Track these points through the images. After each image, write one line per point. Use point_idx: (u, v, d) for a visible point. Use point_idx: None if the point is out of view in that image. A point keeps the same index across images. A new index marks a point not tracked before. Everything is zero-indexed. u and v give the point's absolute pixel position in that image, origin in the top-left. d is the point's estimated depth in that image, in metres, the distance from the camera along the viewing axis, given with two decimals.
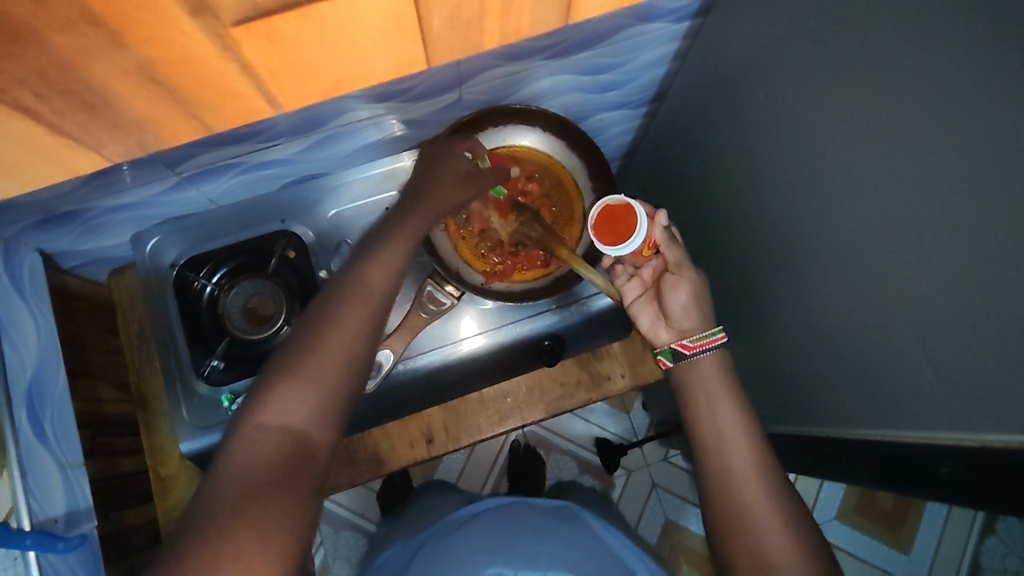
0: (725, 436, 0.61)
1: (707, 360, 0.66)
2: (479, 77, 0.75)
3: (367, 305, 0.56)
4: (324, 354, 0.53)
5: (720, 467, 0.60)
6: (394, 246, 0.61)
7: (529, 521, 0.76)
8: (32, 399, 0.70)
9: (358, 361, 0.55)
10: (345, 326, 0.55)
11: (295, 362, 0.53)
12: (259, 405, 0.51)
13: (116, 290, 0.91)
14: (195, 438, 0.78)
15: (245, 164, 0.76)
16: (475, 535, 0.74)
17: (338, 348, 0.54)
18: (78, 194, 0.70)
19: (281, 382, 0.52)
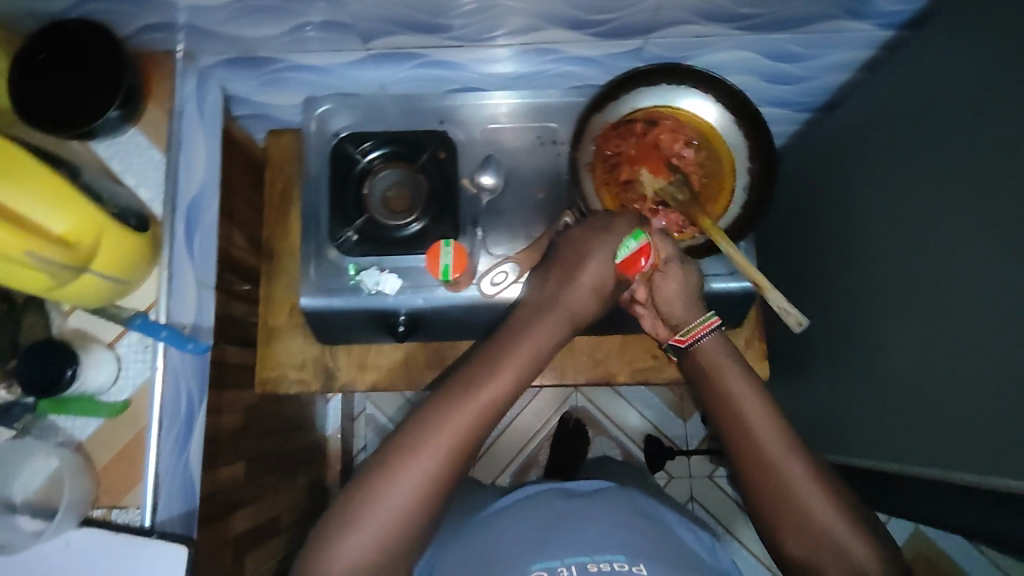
0: (756, 419, 0.60)
1: (709, 343, 0.65)
2: (669, 30, 0.76)
3: (441, 454, 0.54)
4: (382, 509, 0.53)
5: (750, 451, 0.59)
6: (459, 407, 0.55)
7: (564, 510, 0.69)
8: (189, 215, 0.75)
9: (413, 513, 0.54)
10: (399, 476, 0.53)
11: (349, 512, 0.53)
12: (326, 552, 0.53)
13: (271, 149, 0.96)
14: (315, 298, 0.81)
15: (426, 58, 0.79)
16: (504, 536, 0.67)
17: (397, 496, 0.53)
18: (277, 42, 0.75)
19: (341, 528, 0.53)
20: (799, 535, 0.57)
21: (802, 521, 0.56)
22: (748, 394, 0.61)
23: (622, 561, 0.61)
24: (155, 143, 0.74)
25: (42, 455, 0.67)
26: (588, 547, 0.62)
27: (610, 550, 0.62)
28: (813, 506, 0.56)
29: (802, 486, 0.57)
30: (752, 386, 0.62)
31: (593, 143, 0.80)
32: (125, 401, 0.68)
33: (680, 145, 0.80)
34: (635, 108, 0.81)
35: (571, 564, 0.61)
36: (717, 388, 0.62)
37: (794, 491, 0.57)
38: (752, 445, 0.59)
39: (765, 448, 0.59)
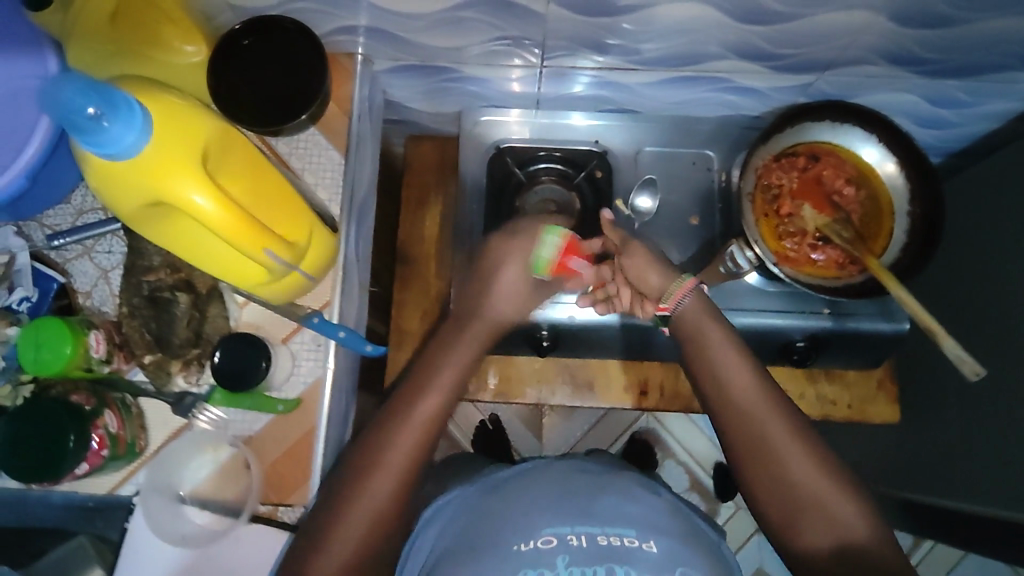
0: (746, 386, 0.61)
1: (688, 305, 0.65)
2: (845, 69, 0.77)
3: (389, 471, 0.56)
4: (381, 474, 0.56)
5: (743, 423, 0.60)
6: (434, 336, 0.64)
7: (568, 478, 0.62)
8: (358, 217, 0.75)
9: (413, 472, 0.58)
10: (404, 425, 0.58)
11: (367, 451, 0.57)
12: (346, 488, 0.56)
13: (410, 155, 0.96)
14: (466, 306, 0.81)
15: (599, 78, 0.81)
16: (512, 501, 0.60)
17: (404, 448, 0.57)
18: (459, 53, 0.76)
19: (356, 470, 0.56)
20: (792, 506, 0.58)
21: (781, 472, 0.58)
22: (729, 343, 0.63)
23: (632, 536, 0.55)
24: (334, 144, 0.73)
25: (209, 449, 0.66)
26: (601, 518, 0.56)
27: (622, 523, 0.56)
28: (800, 459, 0.58)
29: (783, 436, 0.59)
30: (735, 343, 0.63)
31: (756, 173, 0.80)
32: (296, 398, 0.68)
33: (842, 183, 0.81)
34: (798, 142, 0.82)
35: (582, 533, 0.55)
36: (703, 341, 0.63)
37: (771, 438, 0.59)
38: (745, 416, 0.60)
39: (736, 396, 0.61)
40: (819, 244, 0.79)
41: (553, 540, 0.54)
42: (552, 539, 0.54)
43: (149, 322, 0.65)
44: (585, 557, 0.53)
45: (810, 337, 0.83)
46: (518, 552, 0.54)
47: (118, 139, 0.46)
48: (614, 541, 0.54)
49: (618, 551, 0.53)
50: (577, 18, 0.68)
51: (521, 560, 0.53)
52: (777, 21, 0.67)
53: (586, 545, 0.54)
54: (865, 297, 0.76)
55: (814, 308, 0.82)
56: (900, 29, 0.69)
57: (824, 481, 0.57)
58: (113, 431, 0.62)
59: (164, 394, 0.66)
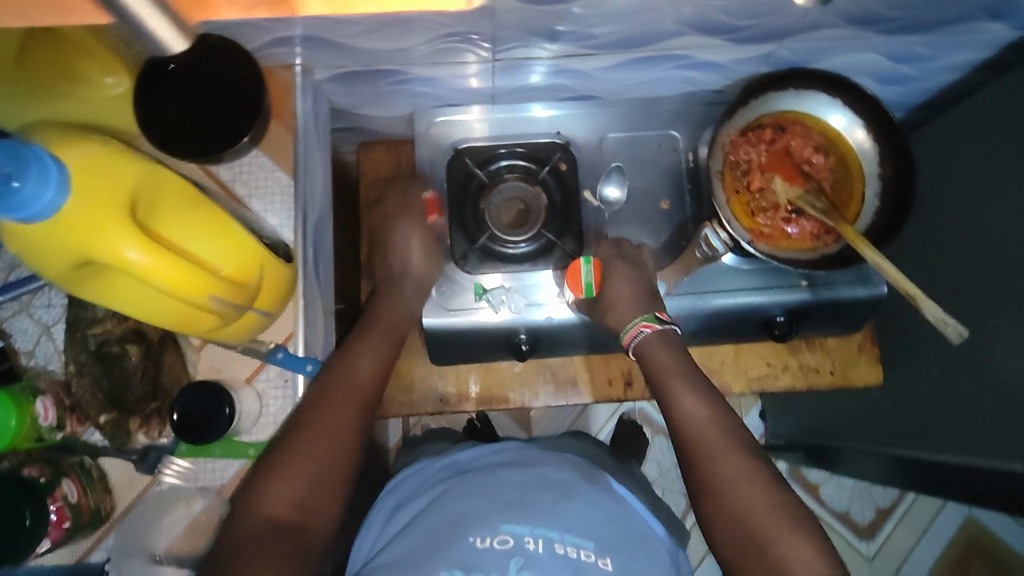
0: (697, 420, 0.66)
1: (644, 342, 0.71)
2: (804, 35, 0.75)
3: (317, 441, 0.58)
4: (308, 446, 0.57)
5: (694, 454, 0.64)
6: (369, 352, 0.67)
7: (545, 470, 0.59)
8: (314, 238, 0.71)
9: (341, 451, 0.59)
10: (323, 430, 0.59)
11: (288, 456, 0.57)
12: (264, 482, 0.56)
13: (364, 162, 0.92)
14: (438, 317, 0.78)
15: (554, 66, 0.77)
16: (477, 488, 0.57)
17: (319, 456, 0.57)
18: (405, 54, 0.72)
19: (269, 472, 0.56)
20: (735, 538, 0.59)
21: (727, 503, 0.61)
22: (686, 384, 0.68)
23: (590, 549, 0.53)
24: (279, 164, 0.69)
25: (182, 503, 0.61)
26: (564, 522, 0.54)
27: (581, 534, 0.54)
28: (742, 494, 0.60)
29: (731, 473, 0.62)
30: (687, 377, 0.69)
31: (722, 150, 0.78)
32: (268, 440, 0.64)
33: (810, 151, 0.79)
34: (762, 113, 0.80)
35: (540, 537, 0.52)
36: (664, 383, 0.69)
37: (718, 474, 0.62)
38: (696, 451, 0.64)
39: (702, 440, 0.64)
40: (793, 215, 0.77)
41: (509, 540, 0.52)
42: (509, 540, 0.52)
43: (100, 380, 0.61)
44: (541, 566, 0.51)
45: (789, 311, 0.81)
46: (472, 546, 0.51)
47: (35, 198, 0.41)
48: (570, 553, 0.52)
49: (575, 566, 0.51)
50: (525, 9, 0.64)
51: (474, 558, 0.51)
52: None
53: (543, 553, 0.51)
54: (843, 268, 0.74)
55: (791, 281, 0.80)
56: None
57: (757, 499, 0.60)
58: (74, 501, 0.57)
59: (126, 453, 0.61)
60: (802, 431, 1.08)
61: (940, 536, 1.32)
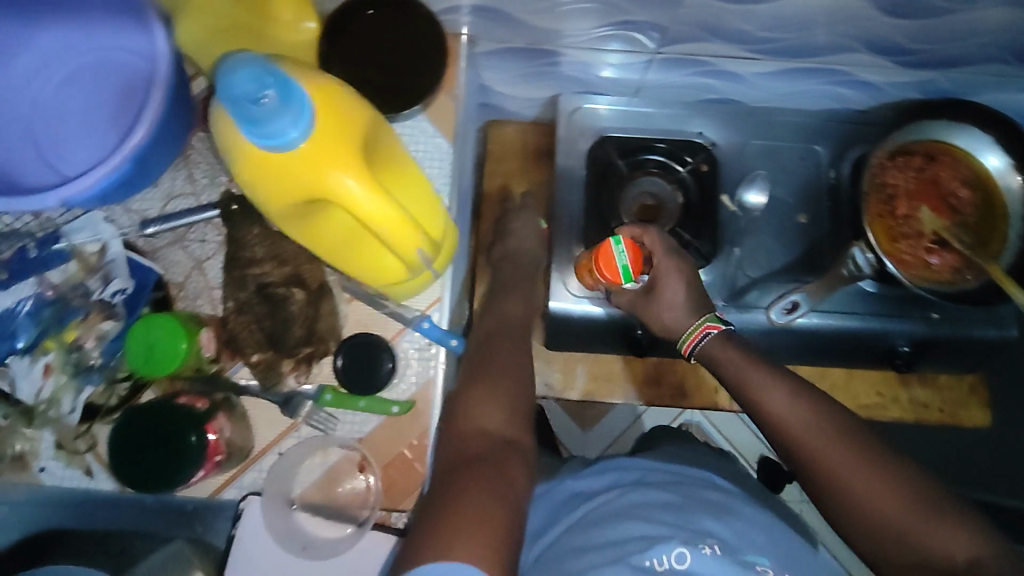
0: (790, 417, 0.58)
1: (708, 346, 0.66)
2: (971, 67, 0.75)
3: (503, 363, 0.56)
4: (498, 364, 0.56)
5: (803, 453, 0.56)
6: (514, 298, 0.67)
7: (689, 493, 0.60)
8: (462, 208, 0.72)
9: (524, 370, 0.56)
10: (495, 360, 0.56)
11: (478, 378, 0.54)
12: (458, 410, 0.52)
13: (490, 142, 0.93)
14: (565, 301, 0.78)
15: (713, 67, 0.76)
16: (630, 509, 0.57)
17: (510, 379, 0.55)
18: (572, 37, 0.72)
19: (458, 400, 0.53)
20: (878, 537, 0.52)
21: (857, 506, 0.53)
22: (769, 379, 0.60)
23: (766, 566, 0.55)
24: (440, 131, 0.69)
25: (317, 451, 0.62)
26: (733, 541, 0.55)
27: (752, 548, 0.56)
28: (865, 490, 0.52)
29: (851, 468, 0.53)
30: (773, 376, 0.61)
31: (870, 171, 0.78)
32: (409, 401, 0.64)
33: (957, 185, 0.78)
34: (913, 140, 0.79)
35: (714, 546, 0.53)
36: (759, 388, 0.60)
37: (846, 484, 0.53)
38: (799, 449, 0.56)
39: (814, 454, 0.55)
40: (934, 247, 0.76)
41: (686, 553, 0.51)
42: (685, 554, 0.51)
43: (262, 319, 0.61)
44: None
45: (915, 341, 0.80)
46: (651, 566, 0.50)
47: (276, 134, 0.42)
48: (751, 567, 0.53)
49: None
50: (717, 3, 0.64)
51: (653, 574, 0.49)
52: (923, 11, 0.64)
53: (720, 560, 0.52)
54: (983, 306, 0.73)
55: (921, 313, 0.79)
56: None
57: (874, 482, 0.53)
58: (227, 437, 0.59)
59: (272, 395, 0.61)
60: None
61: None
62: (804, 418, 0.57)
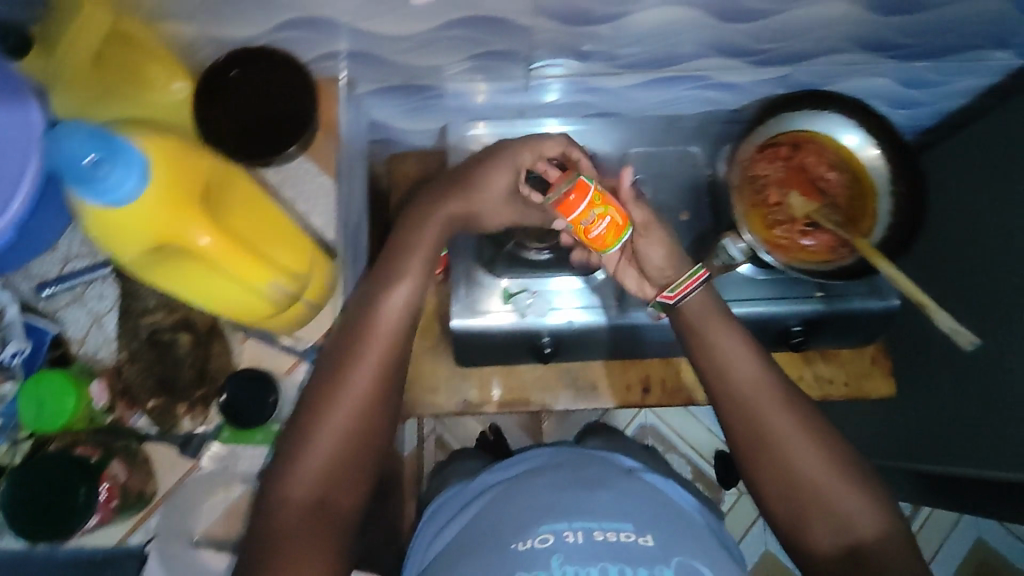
0: (743, 366, 0.60)
1: (698, 296, 0.61)
2: (822, 59, 0.79)
3: (343, 420, 0.54)
4: (336, 416, 0.54)
5: (749, 409, 0.59)
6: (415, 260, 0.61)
7: (574, 477, 0.63)
8: (353, 241, 0.75)
9: (367, 419, 0.55)
10: (340, 421, 0.54)
11: (300, 441, 0.54)
12: (276, 479, 0.53)
13: (392, 175, 0.96)
14: (466, 318, 0.80)
15: (583, 83, 0.81)
16: (518, 501, 0.61)
17: (335, 441, 0.54)
18: (443, 70, 0.76)
19: (285, 463, 0.53)
20: (784, 496, 0.57)
21: (784, 460, 0.57)
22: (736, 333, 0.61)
23: (629, 530, 0.56)
24: (322, 170, 0.73)
25: (221, 487, 0.65)
26: (599, 513, 0.57)
27: (620, 518, 0.57)
28: (805, 459, 0.57)
29: (793, 435, 0.57)
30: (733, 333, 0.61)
31: (742, 166, 0.82)
32: None
33: (823, 169, 0.83)
34: (779, 132, 0.83)
35: (579, 529, 0.56)
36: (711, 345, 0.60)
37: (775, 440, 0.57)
38: (750, 406, 0.59)
39: (757, 414, 0.58)
40: (808, 229, 0.80)
41: (549, 538, 0.55)
42: (549, 538, 0.55)
43: (152, 366, 0.65)
44: (582, 553, 0.54)
45: (805, 321, 0.84)
46: (515, 550, 0.55)
47: (113, 190, 0.45)
48: (610, 537, 0.55)
49: (617, 545, 0.54)
50: (566, 28, 0.68)
51: (518, 558, 0.54)
52: (759, 15, 0.68)
53: (583, 543, 0.54)
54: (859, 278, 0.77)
55: (805, 292, 0.83)
56: (878, 16, 0.71)
57: (812, 451, 0.57)
58: (122, 482, 0.60)
59: (171, 438, 0.64)
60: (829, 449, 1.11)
61: (952, 560, 1.32)
62: (763, 375, 0.59)
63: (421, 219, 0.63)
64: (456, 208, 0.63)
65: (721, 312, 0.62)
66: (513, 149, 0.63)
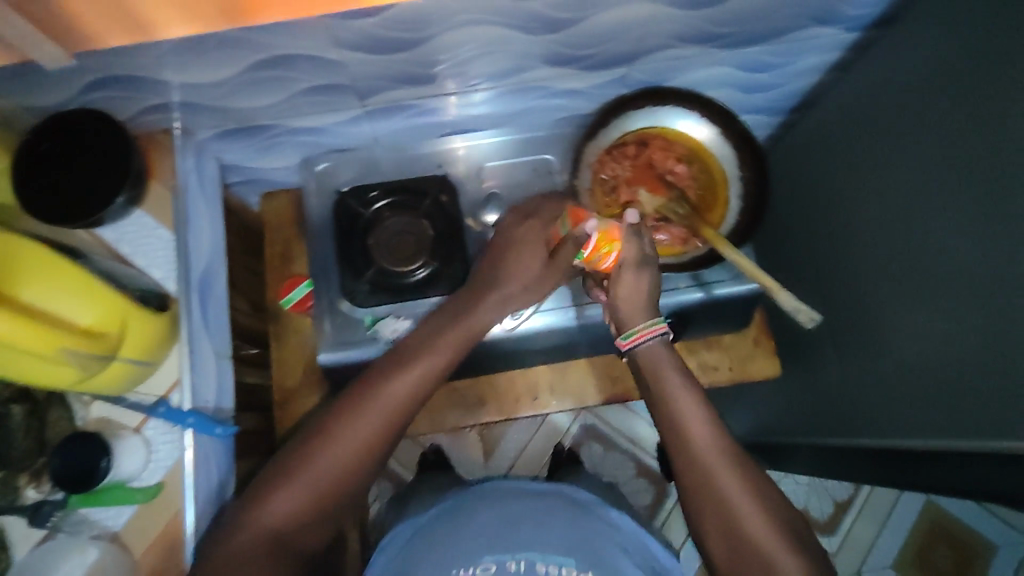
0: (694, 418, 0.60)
1: (655, 344, 0.64)
2: (651, 56, 0.79)
3: (337, 455, 0.58)
4: (335, 446, 0.58)
5: (686, 449, 0.59)
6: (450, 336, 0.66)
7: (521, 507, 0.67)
8: (202, 288, 0.76)
9: (360, 460, 0.59)
10: (340, 458, 0.58)
11: (293, 466, 0.58)
12: (260, 499, 0.57)
13: (266, 211, 0.98)
14: (332, 352, 0.81)
15: (422, 106, 0.81)
16: (470, 528, 0.65)
17: (325, 469, 0.58)
18: (272, 109, 0.76)
19: (284, 486, 0.57)
20: (722, 535, 0.57)
21: (726, 501, 0.57)
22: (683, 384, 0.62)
23: (571, 565, 0.60)
24: (161, 222, 0.74)
25: (78, 550, 0.65)
26: (543, 547, 0.62)
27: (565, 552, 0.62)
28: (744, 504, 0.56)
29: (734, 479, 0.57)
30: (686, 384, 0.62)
31: (589, 169, 0.84)
32: (157, 483, 0.68)
33: (672, 162, 0.84)
34: (625, 131, 0.85)
35: (522, 558, 0.61)
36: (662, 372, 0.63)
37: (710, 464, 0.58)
38: (688, 445, 0.59)
39: (694, 431, 0.60)
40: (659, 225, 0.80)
41: (492, 566, 0.60)
42: (492, 566, 0.60)
43: None
44: None
45: (675, 313, 0.85)
46: None
47: None
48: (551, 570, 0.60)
49: None
50: (371, 59, 0.68)
51: None
52: (563, 24, 0.68)
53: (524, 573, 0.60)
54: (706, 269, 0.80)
55: (666, 286, 0.83)
56: (686, 13, 0.70)
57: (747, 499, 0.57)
58: None
59: (18, 509, 0.64)
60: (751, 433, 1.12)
61: (900, 526, 1.35)
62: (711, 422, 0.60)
63: (474, 296, 0.70)
64: (500, 274, 0.71)
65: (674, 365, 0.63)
66: (535, 249, 0.70)
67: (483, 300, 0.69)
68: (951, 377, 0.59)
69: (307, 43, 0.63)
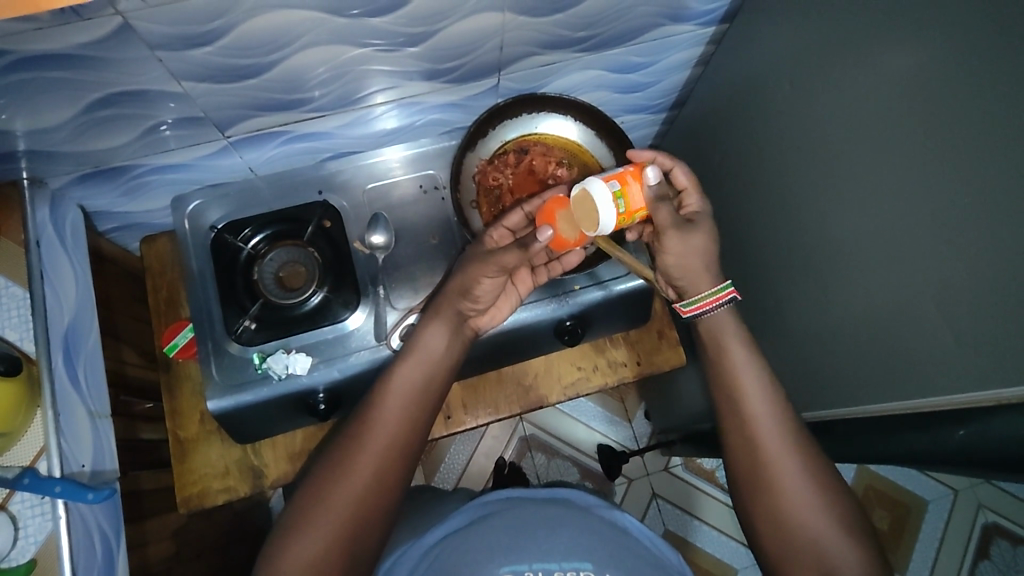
0: (748, 375, 0.65)
1: (717, 314, 0.69)
2: (517, 65, 0.79)
3: (354, 488, 0.60)
4: (349, 479, 0.60)
5: (738, 410, 0.65)
6: (430, 347, 0.69)
7: (536, 509, 0.72)
8: (68, 345, 0.71)
9: (381, 486, 0.61)
10: (354, 480, 0.60)
11: (312, 508, 0.59)
12: (282, 549, 0.58)
13: (146, 256, 0.91)
14: (223, 398, 0.77)
15: (291, 133, 0.79)
16: (485, 529, 0.70)
17: (344, 503, 0.59)
18: (128, 150, 0.73)
19: (301, 523, 0.58)
20: (758, 492, 0.62)
21: (761, 456, 0.62)
22: (748, 353, 0.66)
23: (589, 569, 0.65)
24: (15, 280, 0.70)
25: None
26: (558, 552, 0.66)
27: (579, 557, 0.66)
28: (780, 455, 0.61)
29: (777, 437, 0.62)
30: (744, 357, 0.66)
31: (473, 181, 0.85)
32: (29, 561, 0.63)
33: (553, 167, 0.85)
34: (504, 140, 0.86)
35: (539, 569, 0.65)
36: (721, 352, 0.67)
37: (760, 429, 0.63)
38: (739, 406, 0.65)
39: (748, 403, 0.64)
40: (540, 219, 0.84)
41: None
42: None
43: None
44: None
45: (575, 315, 0.84)
46: None
47: None
48: None
49: None
50: (222, 88, 0.66)
51: None
52: (419, 39, 0.68)
53: None
54: (595, 267, 0.82)
55: (559, 290, 0.83)
56: (539, 20, 0.71)
57: (787, 458, 0.61)
58: None
59: None
60: (691, 418, 1.13)
61: None
62: (763, 382, 0.65)
63: (453, 298, 0.71)
64: (468, 279, 0.70)
65: (733, 340, 0.67)
66: (479, 266, 0.69)
67: (441, 317, 0.70)
68: (874, 347, 0.63)
69: (148, 77, 0.61)
